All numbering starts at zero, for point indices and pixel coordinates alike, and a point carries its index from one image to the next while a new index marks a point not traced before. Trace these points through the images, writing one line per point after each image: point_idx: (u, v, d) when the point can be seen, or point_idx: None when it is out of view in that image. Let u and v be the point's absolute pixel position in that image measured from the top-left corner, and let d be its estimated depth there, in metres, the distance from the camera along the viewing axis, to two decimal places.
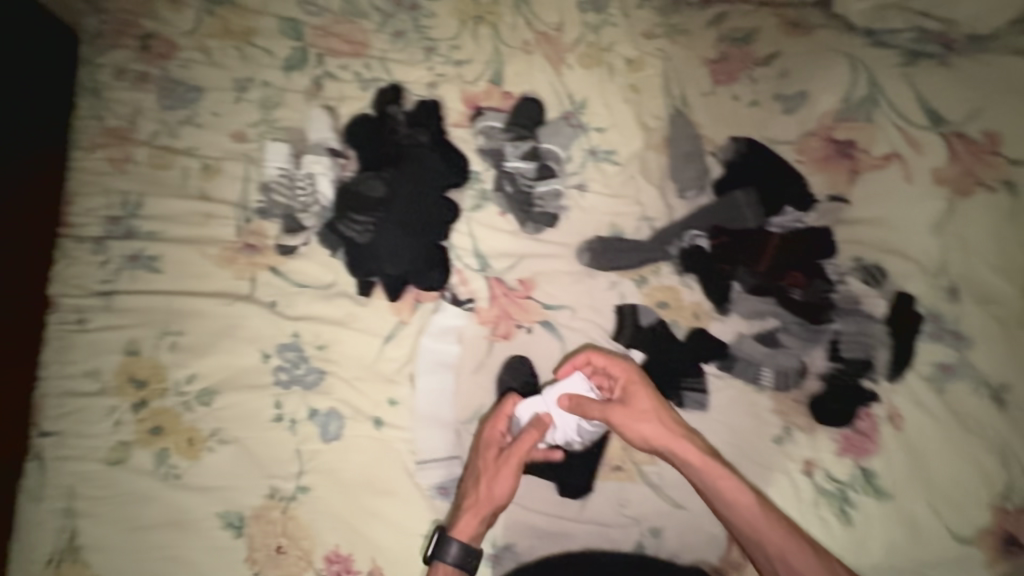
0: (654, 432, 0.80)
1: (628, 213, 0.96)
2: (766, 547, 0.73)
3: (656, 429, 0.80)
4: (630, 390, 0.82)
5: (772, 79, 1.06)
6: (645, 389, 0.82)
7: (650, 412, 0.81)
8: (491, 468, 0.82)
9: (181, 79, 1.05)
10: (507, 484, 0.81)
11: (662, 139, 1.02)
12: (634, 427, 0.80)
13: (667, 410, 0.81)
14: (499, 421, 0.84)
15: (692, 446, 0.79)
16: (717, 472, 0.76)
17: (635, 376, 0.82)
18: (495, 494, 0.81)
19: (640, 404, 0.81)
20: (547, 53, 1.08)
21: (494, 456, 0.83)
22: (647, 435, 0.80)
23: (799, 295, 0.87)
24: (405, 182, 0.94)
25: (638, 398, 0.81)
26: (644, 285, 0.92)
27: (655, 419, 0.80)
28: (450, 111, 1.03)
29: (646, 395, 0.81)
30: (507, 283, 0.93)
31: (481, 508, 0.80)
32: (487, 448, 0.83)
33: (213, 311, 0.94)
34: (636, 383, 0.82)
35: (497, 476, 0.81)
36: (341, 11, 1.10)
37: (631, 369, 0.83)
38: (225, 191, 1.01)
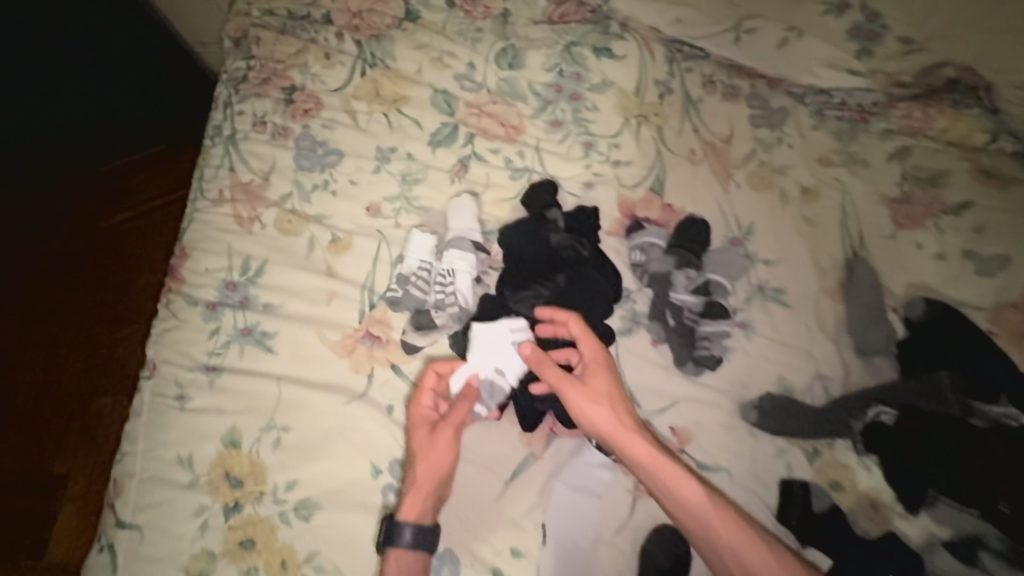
0: (609, 415, 0.76)
1: (800, 367, 0.85)
2: (714, 547, 0.70)
3: (609, 412, 0.77)
4: (590, 367, 0.80)
5: (962, 231, 0.95)
6: (608, 369, 0.80)
7: (608, 392, 0.78)
8: (425, 444, 0.79)
9: (322, 140, 0.99)
10: (446, 456, 0.78)
11: (837, 284, 0.91)
12: (589, 405, 0.77)
13: (624, 398, 0.78)
14: (424, 398, 0.81)
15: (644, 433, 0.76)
16: (668, 464, 0.73)
17: (599, 355, 0.80)
18: (439, 468, 0.78)
19: (600, 384, 0.78)
20: (714, 166, 0.99)
21: (426, 436, 0.80)
22: (601, 417, 0.77)
23: (1006, 508, 0.73)
24: (565, 304, 0.85)
25: (599, 378, 0.79)
26: (817, 458, 0.81)
27: (614, 400, 0.78)
28: (606, 217, 0.95)
29: (608, 376, 0.79)
30: (657, 430, 0.82)
31: (428, 486, 0.77)
32: (416, 427, 0.80)
33: (324, 407, 0.84)
34: (599, 364, 0.80)
35: (436, 453, 0.78)
36: (498, 90, 1.03)
37: (595, 346, 0.81)
38: (353, 269, 0.92)
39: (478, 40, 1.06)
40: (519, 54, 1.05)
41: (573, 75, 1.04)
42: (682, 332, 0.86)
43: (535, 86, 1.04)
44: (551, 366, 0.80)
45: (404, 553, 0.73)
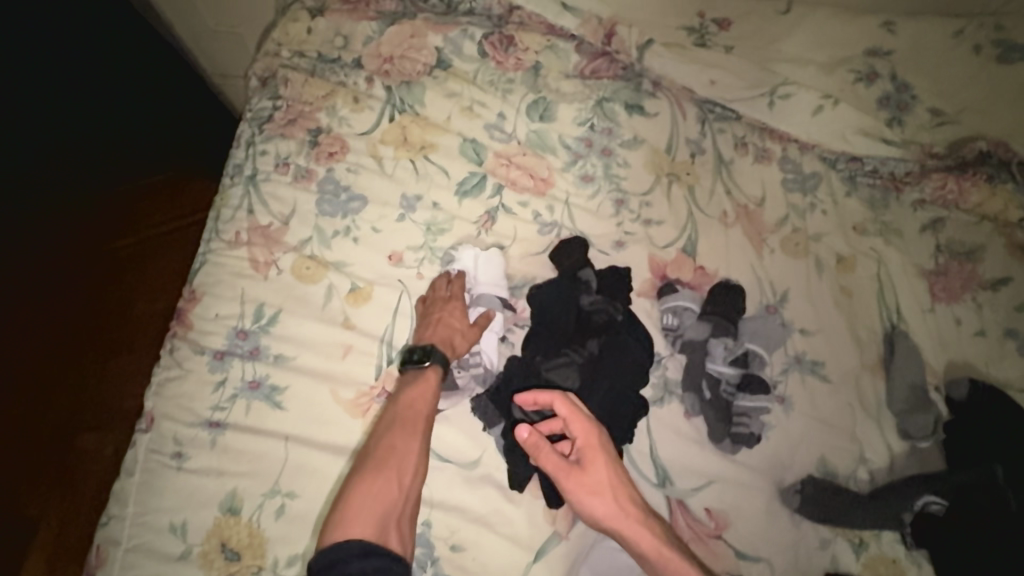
0: (609, 504, 0.70)
1: (842, 449, 0.81)
2: None
3: (609, 505, 0.70)
4: (586, 449, 0.72)
5: (1001, 308, 0.92)
6: (606, 452, 0.72)
7: (608, 479, 0.71)
8: (439, 311, 0.84)
9: (346, 185, 0.97)
10: (473, 337, 0.83)
11: (876, 359, 0.88)
12: (590, 498, 0.70)
13: (625, 486, 0.71)
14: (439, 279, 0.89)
15: (646, 515, 0.70)
16: (672, 557, 0.67)
17: (594, 436, 0.72)
18: (461, 343, 0.82)
19: (597, 472, 0.71)
20: (747, 229, 0.97)
21: (462, 317, 0.84)
22: (603, 509, 0.70)
23: None
24: (601, 374, 0.79)
25: (597, 464, 0.71)
26: (862, 550, 0.75)
27: (615, 483, 0.71)
28: (636, 277, 0.92)
29: (606, 460, 0.72)
30: (691, 512, 0.76)
31: (453, 348, 0.81)
32: (455, 301, 0.85)
33: (334, 474, 0.78)
34: (595, 449, 0.72)
35: (467, 330, 0.83)
36: (528, 142, 1.02)
37: (589, 426, 0.72)
38: (372, 321, 0.88)
39: (509, 91, 1.05)
40: (550, 107, 1.04)
41: (605, 130, 1.03)
42: (718, 407, 0.81)
43: (566, 139, 1.02)
44: (544, 449, 0.73)
45: (431, 376, 0.78)
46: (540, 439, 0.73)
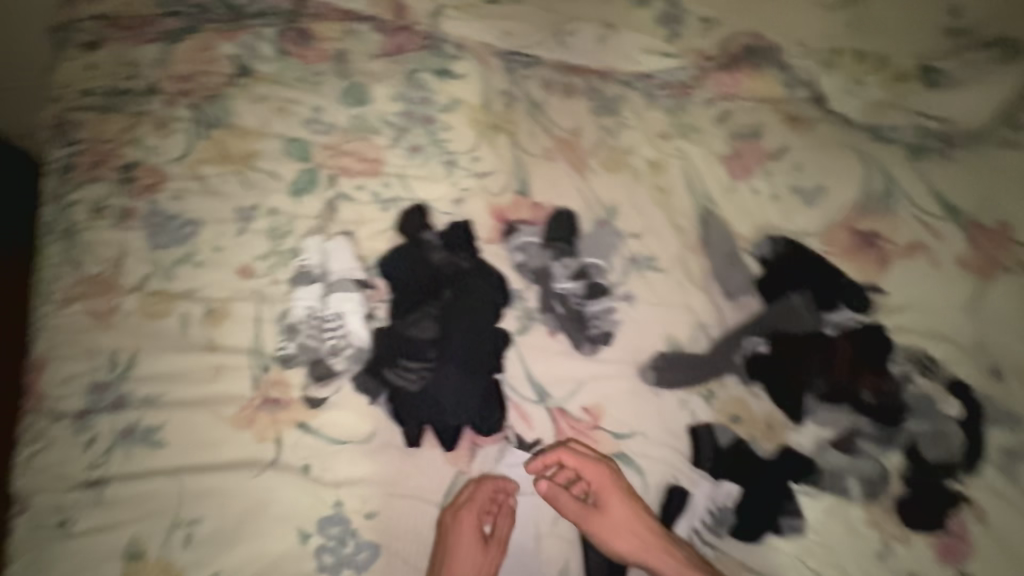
0: (632, 537, 0.77)
1: (683, 322, 0.93)
2: None
3: (632, 540, 0.77)
4: (598, 488, 0.80)
5: (785, 171, 1.09)
6: (619, 490, 0.79)
7: (629, 518, 0.78)
8: (449, 546, 0.76)
9: (174, 213, 0.95)
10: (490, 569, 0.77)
11: (697, 240, 1.01)
12: (612, 536, 0.77)
13: (643, 520, 0.78)
14: (457, 506, 0.79)
15: (670, 544, 0.78)
16: None
17: (606, 477, 0.80)
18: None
19: (615, 511, 0.78)
20: (570, 159, 1.07)
21: (478, 543, 0.76)
22: (627, 544, 0.77)
23: (870, 396, 0.85)
24: (459, 317, 0.87)
25: (613, 502, 0.79)
26: (712, 399, 0.88)
27: (635, 520, 0.78)
28: (480, 227, 0.98)
29: (621, 497, 0.79)
30: (571, 414, 0.86)
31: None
32: (462, 523, 0.77)
33: (234, 489, 0.80)
34: (609, 489, 0.79)
35: (485, 562, 0.76)
36: (352, 127, 1.05)
37: (603, 469, 0.81)
38: (236, 336, 0.89)
39: (320, 83, 1.07)
40: (364, 90, 1.08)
41: (421, 100, 1.08)
42: (573, 318, 0.91)
43: (387, 117, 1.06)
44: (562, 496, 0.79)
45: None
46: (557, 486, 0.80)
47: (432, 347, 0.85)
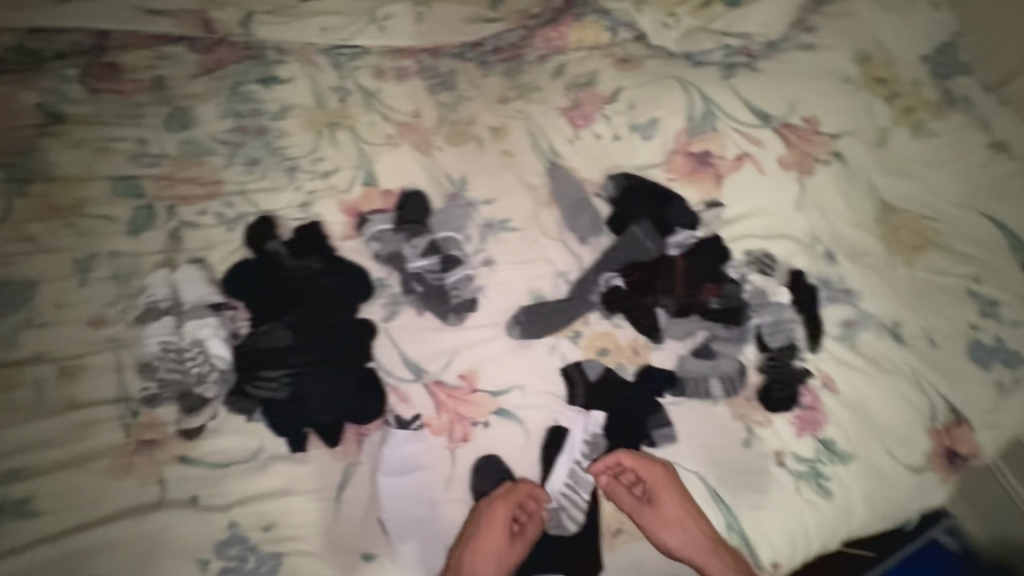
0: (682, 533, 0.83)
1: (543, 274, 0.97)
2: None
3: (682, 537, 0.83)
4: (654, 485, 0.84)
5: (623, 111, 1.13)
6: (673, 491, 0.84)
7: (682, 517, 0.83)
8: (477, 531, 0.80)
9: (4, 278, 0.90)
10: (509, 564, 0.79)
11: (548, 194, 1.05)
12: (663, 531, 0.83)
13: (693, 521, 0.83)
14: (496, 497, 0.82)
15: (715, 541, 0.83)
16: None
17: (662, 477, 0.84)
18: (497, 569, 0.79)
19: (668, 511, 0.83)
20: (414, 141, 1.08)
21: (505, 536, 0.80)
22: (676, 541, 0.83)
23: (716, 303, 0.94)
24: (316, 319, 0.89)
25: (666, 501, 0.83)
26: (579, 339, 0.92)
27: (685, 521, 0.83)
28: (333, 226, 0.99)
29: (673, 497, 0.84)
30: (448, 383, 0.89)
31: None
32: (495, 515, 0.80)
33: (123, 538, 0.78)
34: (666, 489, 0.84)
35: (505, 554, 0.79)
36: (183, 154, 1.02)
37: (660, 467, 0.85)
38: (99, 389, 0.86)
39: (141, 115, 1.03)
40: (189, 112, 1.04)
41: (251, 112, 1.05)
42: (434, 294, 0.93)
43: (219, 136, 1.04)
44: (617, 492, 0.84)
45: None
46: (615, 481, 0.84)
47: (295, 353, 0.87)
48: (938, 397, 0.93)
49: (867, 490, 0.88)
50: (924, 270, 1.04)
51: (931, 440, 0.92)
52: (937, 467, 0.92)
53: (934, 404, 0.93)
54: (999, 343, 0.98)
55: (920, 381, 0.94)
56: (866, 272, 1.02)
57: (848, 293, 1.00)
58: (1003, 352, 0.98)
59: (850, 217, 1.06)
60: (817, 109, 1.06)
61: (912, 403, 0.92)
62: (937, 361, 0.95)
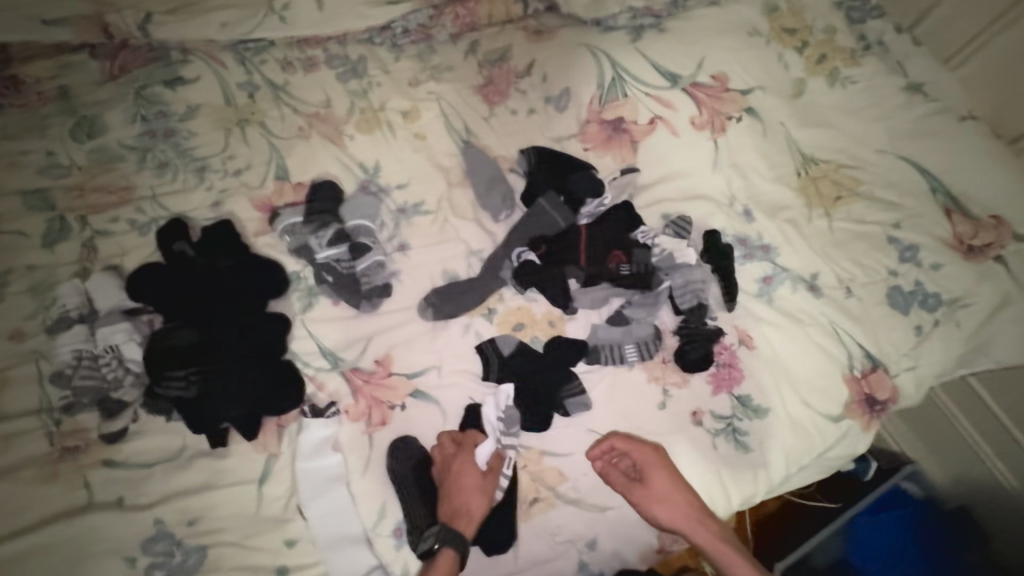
0: (674, 508, 0.83)
1: (456, 255, 0.98)
2: None
3: (672, 511, 0.83)
4: (644, 464, 0.84)
5: (537, 85, 1.12)
6: (663, 467, 0.84)
7: (674, 494, 0.83)
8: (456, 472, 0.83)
9: None
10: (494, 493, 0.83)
11: (462, 174, 1.05)
12: (655, 507, 0.83)
13: (684, 496, 0.83)
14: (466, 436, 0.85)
15: (706, 514, 0.84)
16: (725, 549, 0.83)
17: (652, 456, 0.84)
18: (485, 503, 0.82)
19: (658, 487, 0.83)
20: (325, 131, 1.07)
21: (478, 471, 0.83)
22: (668, 515, 0.83)
23: (626, 270, 0.93)
24: (222, 316, 0.89)
25: (656, 479, 0.83)
26: (494, 315, 0.93)
27: (677, 495, 0.83)
28: (246, 223, 0.99)
29: (663, 474, 0.84)
30: (364, 369, 0.90)
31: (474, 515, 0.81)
32: (466, 454, 0.84)
33: (48, 542, 0.78)
34: (654, 466, 0.84)
35: (487, 486, 0.82)
36: (91, 162, 1.02)
37: (650, 445, 0.86)
38: (18, 400, 0.85)
39: (47, 127, 1.03)
40: (96, 120, 1.04)
41: (159, 115, 1.05)
42: (345, 282, 0.94)
43: (127, 142, 1.04)
44: (612, 474, 0.84)
45: (448, 566, 0.77)
46: (608, 462, 0.85)
47: (200, 351, 0.87)
48: (854, 345, 0.94)
49: (783, 442, 0.90)
50: (844, 221, 1.02)
51: (849, 389, 0.92)
52: (857, 415, 0.92)
53: (851, 352, 0.93)
54: (918, 287, 0.97)
55: (836, 331, 0.94)
56: (784, 227, 1.02)
57: (767, 249, 1.00)
58: (922, 296, 0.97)
59: (769, 172, 1.05)
60: (724, 65, 1.07)
61: (829, 353, 0.93)
62: (852, 310, 0.96)
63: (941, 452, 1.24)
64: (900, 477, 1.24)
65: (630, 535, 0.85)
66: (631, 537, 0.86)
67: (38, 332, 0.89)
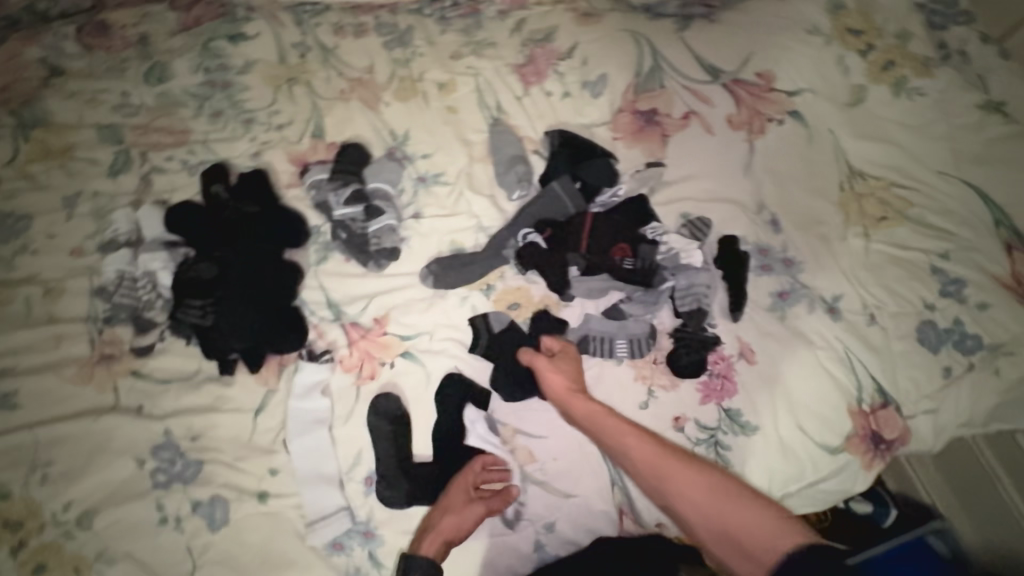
0: (610, 435, 0.79)
1: (466, 229, 1.00)
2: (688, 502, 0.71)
3: (563, 382, 0.84)
4: (561, 353, 0.87)
5: (576, 68, 1.10)
6: (575, 357, 0.87)
7: (605, 415, 0.80)
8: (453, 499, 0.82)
9: (7, 211, 1.04)
10: (472, 522, 0.81)
11: (486, 150, 1.06)
12: (548, 375, 0.85)
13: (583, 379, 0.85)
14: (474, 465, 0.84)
15: (649, 439, 0.77)
16: (610, 423, 0.80)
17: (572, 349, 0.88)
18: (461, 527, 0.80)
19: (565, 363, 0.86)
20: (363, 96, 1.11)
21: (464, 494, 0.83)
22: (558, 388, 0.84)
23: (630, 264, 0.92)
24: (238, 257, 0.97)
25: (564, 360, 0.86)
26: (492, 292, 0.95)
27: (609, 417, 0.80)
28: (280, 174, 1.06)
29: (572, 360, 0.87)
30: (362, 325, 0.94)
31: (446, 535, 0.80)
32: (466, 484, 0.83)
33: (80, 432, 0.90)
34: (569, 353, 0.87)
35: (467, 513, 0.81)
36: (158, 105, 1.12)
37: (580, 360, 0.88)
38: (73, 308, 0.98)
39: (125, 70, 1.15)
40: (166, 67, 1.14)
41: (219, 67, 1.14)
42: (356, 240, 0.98)
43: (189, 89, 1.13)
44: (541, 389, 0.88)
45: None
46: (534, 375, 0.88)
47: (214, 284, 0.95)
48: (867, 377, 0.87)
49: (769, 465, 0.86)
50: (883, 243, 0.95)
51: (854, 422, 0.86)
52: (860, 452, 0.86)
53: (862, 384, 0.87)
54: (956, 325, 0.88)
55: (849, 359, 0.88)
56: (813, 241, 0.95)
57: (789, 263, 0.94)
58: (959, 336, 0.88)
59: (805, 183, 0.99)
60: (773, 64, 1.03)
61: (836, 381, 0.87)
62: (873, 339, 0.89)
63: (977, 513, 1.03)
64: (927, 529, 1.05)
65: (589, 526, 0.84)
66: (590, 529, 0.84)
67: (95, 251, 1.02)
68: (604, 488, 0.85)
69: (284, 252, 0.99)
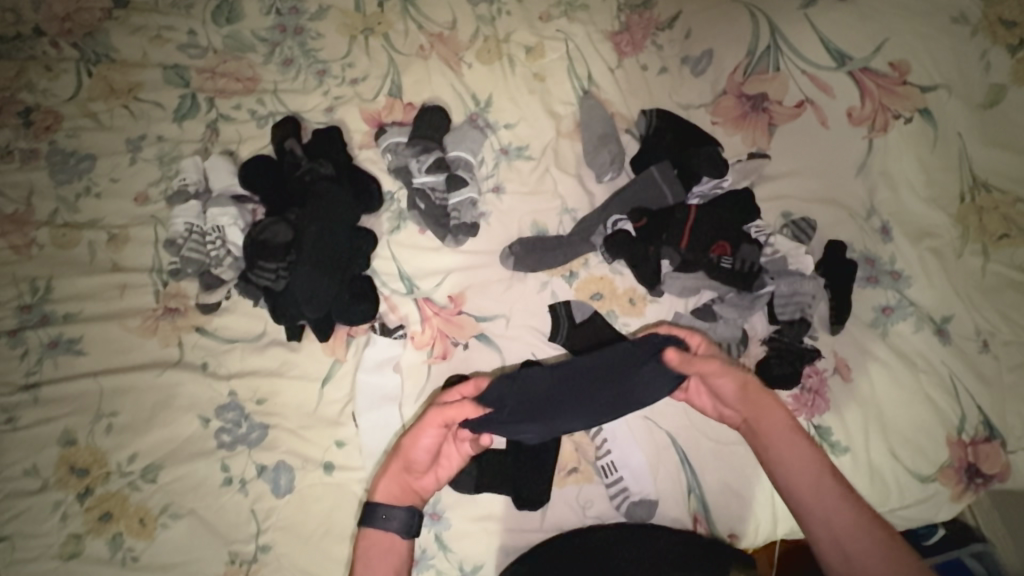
0: (801, 473, 0.71)
1: (550, 209, 0.94)
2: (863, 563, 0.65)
3: (736, 385, 0.76)
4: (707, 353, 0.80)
5: (677, 41, 1.03)
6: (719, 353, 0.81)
7: (798, 445, 0.73)
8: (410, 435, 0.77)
9: (70, 149, 1.00)
10: (420, 445, 0.75)
11: (573, 125, 0.99)
12: (720, 373, 0.76)
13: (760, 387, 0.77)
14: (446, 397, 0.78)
15: (850, 499, 0.69)
16: (794, 448, 0.73)
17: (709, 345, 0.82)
18: (410, 458, 0.76)
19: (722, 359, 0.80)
20: (443, 54, 1.03)
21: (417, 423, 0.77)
22: (728, 389, 0.76)
23: (729, 263, 0.86)
24: (311, 219, 0.89)
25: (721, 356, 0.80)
26: (575, 279, 0.90)
27: (802, 449, 0.72)
28: (354, 134, 1.00)
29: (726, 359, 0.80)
30: (437, 302, 0.90)
31: (393, 470, 0.76)
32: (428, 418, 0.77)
33: (146, 385, 0.89)
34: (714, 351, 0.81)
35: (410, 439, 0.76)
36: (225, 48, 1.06)
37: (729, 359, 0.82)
38: (138, 258, 0.96)
39: (192, 6, 1.07)
40: (235, 7, 1.07)
41: (292, 11, 1.07)
42: (434, 212, 0.93)
43: (259, 33, 1.06)
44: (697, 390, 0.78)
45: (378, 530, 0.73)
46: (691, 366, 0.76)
47: (285, 248, 0.90)
48: (975, 408, 0.81)
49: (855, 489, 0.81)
50: (1004, 264, 0.86)
51: (952, 453, 0.81)
52: (953, 483, 0.81)
53: (966, 414, 0.81)
54: None
55: (954, 386, 0.83)
56: (924, 255, 0.88)
57: (897, 276, 0.88)
58: None
59: (923, 189, 0.90)
60: (906, 51, 0.93)
61: (937, 409, 0.82)
62: (981, 367, 0.83)
63: None
64: (964, 552, 0.89)
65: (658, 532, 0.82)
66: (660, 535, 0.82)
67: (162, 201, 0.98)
68: (680, 495, 0.83)
69: (359, 220, 0.95)
